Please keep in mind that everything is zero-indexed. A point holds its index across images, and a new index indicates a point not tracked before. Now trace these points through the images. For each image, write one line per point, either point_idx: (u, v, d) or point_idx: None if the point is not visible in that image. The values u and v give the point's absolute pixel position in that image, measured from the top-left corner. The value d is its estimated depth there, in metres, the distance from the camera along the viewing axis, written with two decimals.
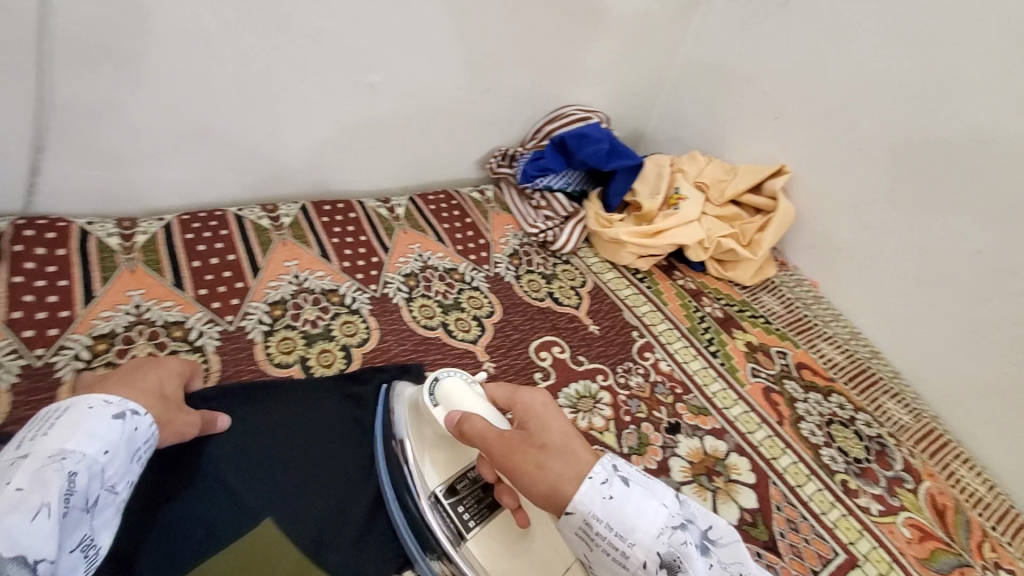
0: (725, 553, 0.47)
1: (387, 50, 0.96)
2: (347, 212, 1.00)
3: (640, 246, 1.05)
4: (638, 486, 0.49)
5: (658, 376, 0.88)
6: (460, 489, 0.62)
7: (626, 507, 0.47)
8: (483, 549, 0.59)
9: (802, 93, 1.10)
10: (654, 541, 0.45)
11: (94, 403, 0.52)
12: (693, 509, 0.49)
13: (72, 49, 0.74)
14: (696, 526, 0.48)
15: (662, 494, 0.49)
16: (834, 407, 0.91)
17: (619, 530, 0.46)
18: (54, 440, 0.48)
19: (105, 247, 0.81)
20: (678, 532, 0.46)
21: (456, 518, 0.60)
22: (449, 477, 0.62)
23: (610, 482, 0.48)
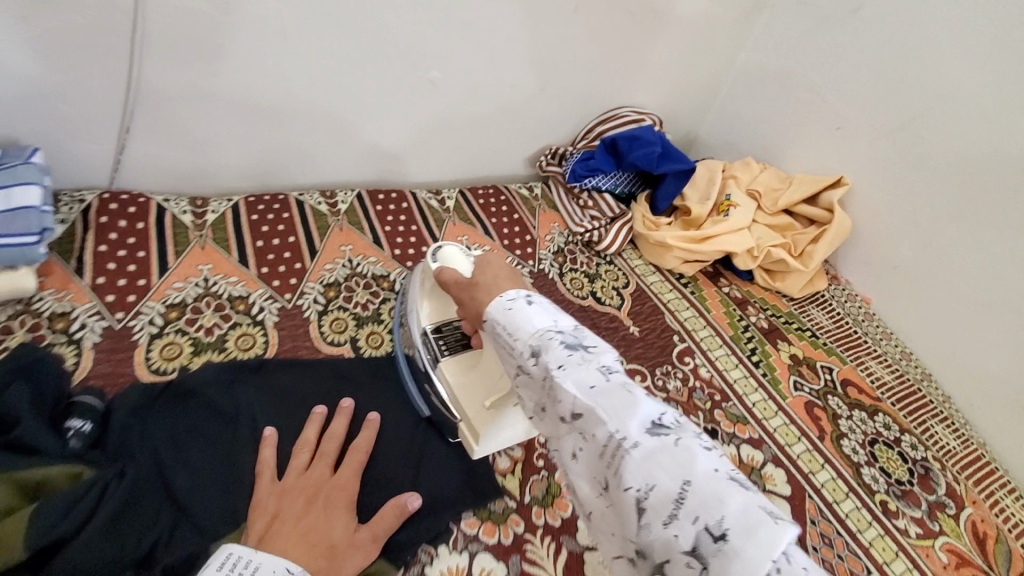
0: (601, 360, 0.45)
1: (450, 47, 0.99)
2: (400, 201, 1.04)
3: (688, 251, 1.04)
4: (539, 304, 0.50)
5: (697, 381, 0.88)
6: (445, 330, 0.73)
7: (515, 313, 0.50)
8: (450, 365, 0.69)
9: (866, 104, 1.07)
10: (528, 337, 0.47)
11: (278, 569, 0.49)
12: (588, 332, 0.49)
13: (163, 39, 0.80)
14: (579, 338, 0.47)
15: (560, 314, 0.50)
16: (879, 427, 0.89)
17: (507, 329, 0.49)
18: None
19: (179, 223, 0.87)
20: (551, 332, 0.47)
21: (436, 345, 0.71)
22: (438, 320, 0.74)
23: (514, 297, 0.51)
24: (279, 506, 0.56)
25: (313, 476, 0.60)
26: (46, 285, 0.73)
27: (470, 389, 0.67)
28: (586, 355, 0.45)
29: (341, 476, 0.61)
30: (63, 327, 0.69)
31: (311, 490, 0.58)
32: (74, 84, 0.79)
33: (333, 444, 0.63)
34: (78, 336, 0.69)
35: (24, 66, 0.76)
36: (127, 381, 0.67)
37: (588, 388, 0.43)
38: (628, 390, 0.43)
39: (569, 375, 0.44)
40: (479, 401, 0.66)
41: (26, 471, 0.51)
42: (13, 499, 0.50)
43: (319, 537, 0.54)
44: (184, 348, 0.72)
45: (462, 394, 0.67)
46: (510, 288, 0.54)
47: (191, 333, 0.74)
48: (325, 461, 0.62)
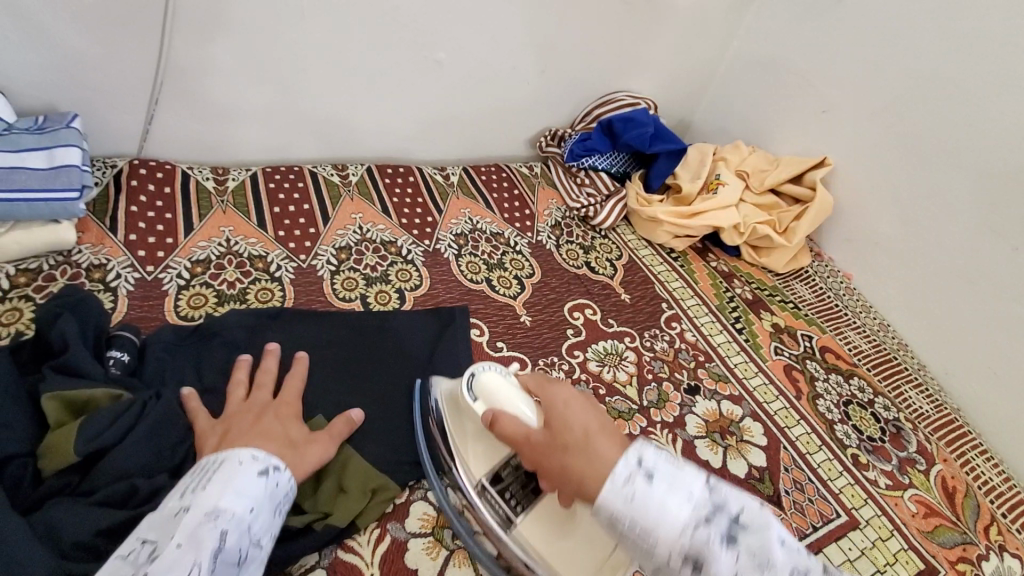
0: (762, 541, 0.45)
1: (456, 29, 1.05)
2: (407, 175, 1.10)
3: (677, 226, 1.10)
4: (664, 481, 0.48)
5: (682, 344, 0.94)
6: (504, 476, 0.63)
7: (647, 504, 0.47)
8: (537, 530, 0.60)
9: (850, 89, 1.13)
10: (677, 536, 0.46)
11: (244, 457, 0.54)
12: (724, 493, 0.49)
13: (191, 15, 0.86)
14: (727, 516, 0.47)
15: (689, 485, 0.48)
16: (854, 390, 0.95)
17: (643, 527, 0.47)
18: (214, 493, 0.50)
19: (203, 189, 0.93)
20: (702, 525, 0.46)
21: (504, 503, 0.61)
22: (492, 465, 0.63)
23: (633, 478, 0.49)
24: (227, 425, 0.59)
25: (253, 403, 0.64)
26: (83, 240, 0.79)
27: (568, 557, 0.59)
28: (748, 545, 0.45)
29: (284, 399, 0.66)
30: (99, 276, 0.76)
31: (254, 412, 0.62)
32: (110, 57, 0.86)
33: (268, 377, 0.68)
34: (113, 285, 0.76)
35: (66, 39, 0.82)
36: (159, 323, 0.73)
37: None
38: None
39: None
40: (584, 569, 0.58)
41: (71, 391, 0.57)
42: (62, 414, 0.56)
43: (281, 438, 0.60)
44: (209, 298, 0.78)
45: (563, 568, 0.58)
46: (615, 453, 0.52)
47: (215, 286, 0.80)
48: (265, 392, 0.66)
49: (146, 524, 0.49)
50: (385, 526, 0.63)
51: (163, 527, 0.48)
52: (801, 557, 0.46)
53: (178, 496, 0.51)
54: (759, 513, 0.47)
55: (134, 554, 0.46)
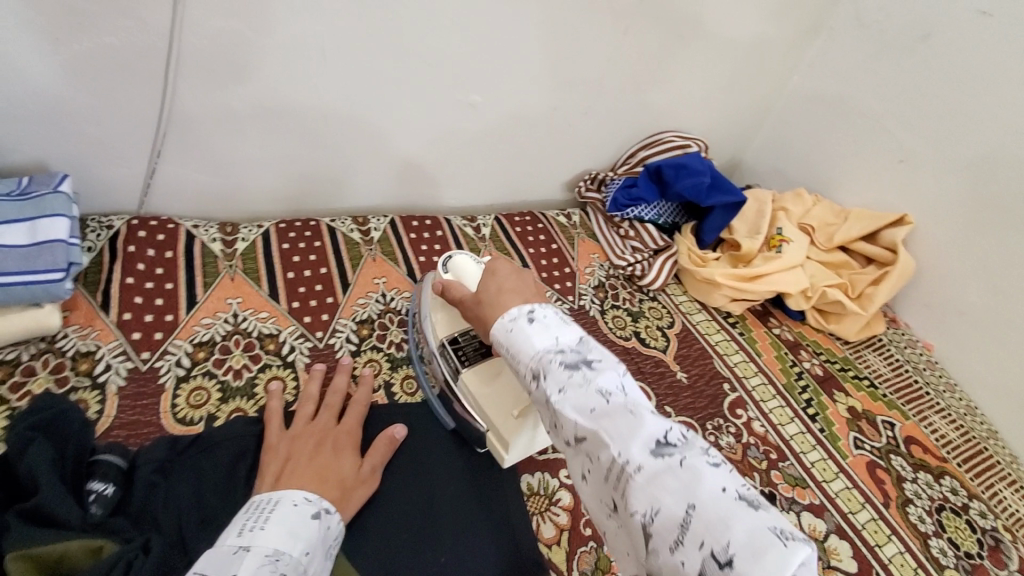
0: (601, 379, 0.46)
1: (491, 68, 0.94)
2: (435, 229, 0.99)
3: (737, 289, 0.98)
4: (541, 323, 0.52)
5: (751, 438, 0.82)
6: (461, 339, 0.70)
7: (517, 334, 0.52)
8: (471, 376, 0.66)
9: (931, 138, 1.00)
10: (530, 359, 0.49)
11: (297, 497, 0.54)
12: (593, 348, 0.50)
13: (195, 62, 0.76)
14: (581, 357, 0.49)
15: (563, 331, 0.51)
16: (946, 492, 0.83)
17: (511, 352, 0.51)
18: (274, 533, 0.49)
19: (209, 252, 0.83)
20: (552, 354, 0.49)
21: (455, 357, 0.69)
22: (454, 329, 0.72)
23: (516, 317, 0.53)
24: (289, 450, 0.61)
25: (318, 425, 0.65)
26: (70, 321, 0.69)
27: (494, 399, 0.64)
28: (586, 375, 0.47)
29: (346, 424, 0.67)
30: (86, 369, 0.66)
31: (316, 436, 0.64)
32: (104, 107, 0.76)
33: (336, 395, 0.70)
34: (102, 380, 0.65)
35: (56, 90, 0.73)
36: (153, 431, 0.63)
37: (588, 411, 0.44)
38: (628, 409, 0.43)
39: (569, 397, 0.46)
40: (504, 408, 0.63)
41: (38, 548, 0.46)
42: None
43: (330, 475, 0.59)
44: (212, 393, 0.68)
45: (487, 406, 0.64)
46: (516, 303, 0.55)
47: (219, 376, 0.70)
48: (329, 412, 0.68)
49: (202, 564, 0.45)
50: None
51: (223, 564, 0.45)
52: (639, 404, 0.45)
53: (235, 535, 0.48)
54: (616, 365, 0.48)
55: None
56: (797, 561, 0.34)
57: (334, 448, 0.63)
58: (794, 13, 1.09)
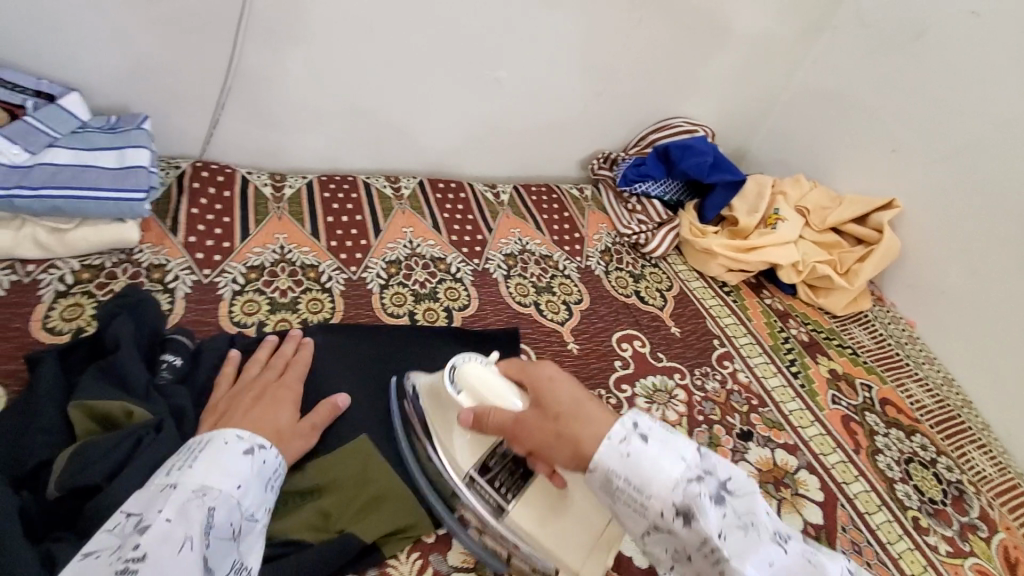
0: (750, 514, 0.48)
1: (519, 48, 1.05)
2: (458, 191, 1.09)
3: (732, 259, 1.07)
4: (659, 444, 0.50)
5: (735, 385, 0.90)
6: (490, 464, 0.62)
7: (639, 462, 0.49)
8: (524, 513, 0.60)
9: (920, 130, 1.08)
10: (669, 494, 0.48)
11: (229, 437, 0.53)
12: (715, 461, 0.51)
13: (262, 26, 0.88)
14: (713, 481, 0.49)
15: (683, 451, 0.50)
16: (916, 447, 0.90)
17: (638, 486, 0.49)
18: (201, 471, 0.49)
19: (260, 195, 0.94)
20: (692, 484, 0.48)
21: (493, 491, 0.61)
22: (480, 455, 0.62)
23: (631, 440, 0.50)
24: (227, 405, 0.60)
25: (262, 381, 0.64)
26: (145, 239, 0.81)
27: (560, 536, 0.59)
28: (734, 512, 0.48)
29: (287, 384, 0.65)
30: (158, 276, 0.77)
31: (257, 390, 0.63)
32: (182, 60, 0.88)
33: (281, 359, 0.68)
34: (172, 286, 0.76)
35: (142, 41, 0.84)
36: (213, 329, 0.73)
37: (759, 560, 0.47)
38: (789, 548, 0.48)
39: (732, 545, 0.47)
40: (575, 542, 0.59)
41: (93, 401, 0.56)
42: (87, 423, 0.55)
43: (268, 426, 0.58)
44: (262, 305, 0.78)
45: (554, 547, 0.59)
46: (609, 421, 0.53)
47: (268, 293, 0.80)
48: (273, 372, 0.66)
49: (133, 501, 0.47)
50: (426, 558, 0.62)
51: (148, 503, 0.46)
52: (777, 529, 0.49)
53: (165, 474, 0.49)
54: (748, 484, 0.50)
55: (122, 527, 0.44)
56: None
57: (274, 396, 0.62)
58: (801, 12, 1.18)
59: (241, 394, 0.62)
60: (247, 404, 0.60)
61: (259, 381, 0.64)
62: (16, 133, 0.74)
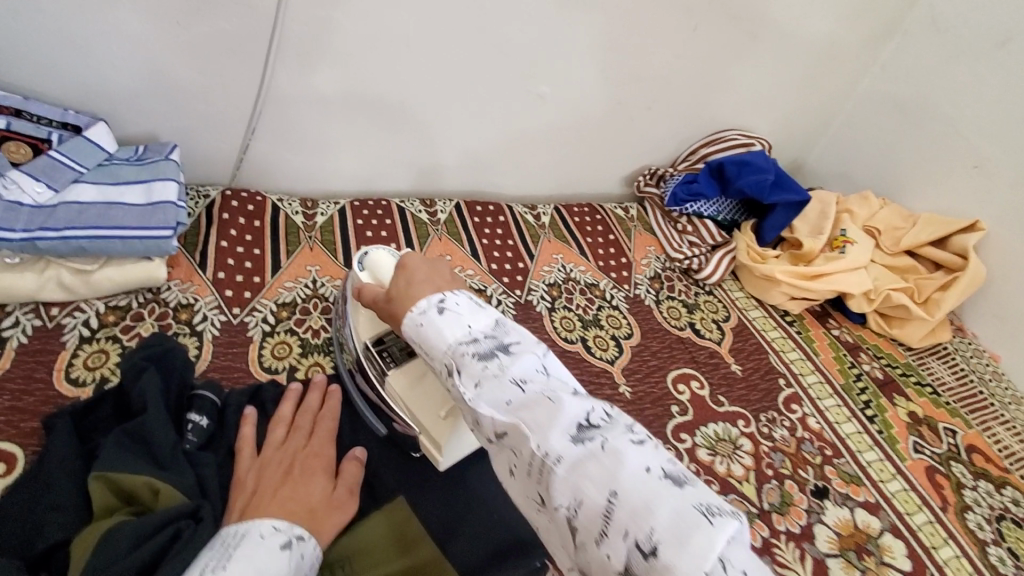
0: (515, 367, 0.42)
1: (563, 61, 0.98)
2: (497, 214, 1.03)
3: (796, 287, 0.97)
4: (452, 312, 0.48)
5: (806, 433, 0.81)
6: (387, 339, 0.65)
7: (427, 327, 0.48)
8: (397, 378, 0.62)
9: (1011, 143, 0.97)
10: (442, 355, 0.45)
11: (264, 529, 0.47)
12: (509, 330, 0.47)
13: (294, 45, 0.83)
14: (494, 342, 0.45)
15: (477, 319, 0.47)
16: (1007, 502, 0.81)
17: (423, 349, 0.47)
18: (238, 569, 0.42)
19: (291, 223, 0.89)
20: (463, 345, 0.44)
21: (380, 359, 0.64)
22: (377, 330, 0.66)
23: (425, 309, 0.49)
24: (257, 483, 0.54)
25: (290, 447, 0.59)
26: (173, 276, 0.77)
27: (416, 399, 0.61)
28: (501, 364, 0.43)
29: (317, 449, 0.59)
30: (186, 318, 0.72)
31: (285, 460, 0.57)
32: (212, 85, 0.83)
33: (308, 416, 0.63)
34: (199, 328, 0.72)
35: (167, 65, 0.80)
36: (243, 376, 0.69)
37: (503, 405, 0.40)
38: (547, 395, 0.40)
39: (484, 393, 0.41)
40: (432, 408, 0.60)
41: (116, 473, 0.50)
42: (110, 498, 0.50)
43: (299, 503, 0.52)
44: (293, 347, 0.73)
45: (415, 408, 0.60)
46: (427, 290, 0.51)
47: (300, 333, 0.75)
48: (302, 434, 0.61)
49: None
50: None
51: None
52: (557, 386, 0.41)
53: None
54: (534, 347, 0.45)
55: None
56: (722, 537, 0.32)
57: (305, 467, 0.56)
58: (871, 14, 1.08)
59: (268, 465, 0.56)
60: (276, 478, 0.54)
61: (286, 449, 0.58)
62: (40, 168, 0.70)
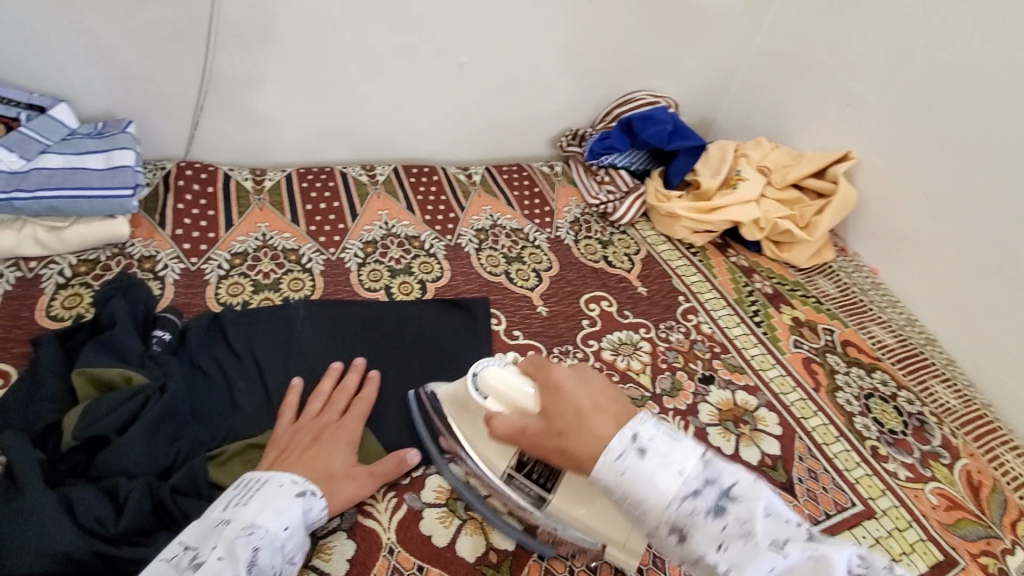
0: (759, 520, 0.44)
1: (476, 34, 1.09)
2: (431, 175, 1.14)
3: (696, 220, 1.11)
4: (654, 454, 0.48)
5: (698, 336, 0.95)
6: (527, 461, 0.63)
7: (635, 477, 0.47)
8: (568, 506, 0.60)
9: (870, 83, 1.11)
10: (664, 511, 0.46)
11: (285, 481, 0.58)
12: (720, 467, 0.47)
13: (229, 27, 0.93)
14: (718, 488, 0.46)
15: (683, 459, 0.47)
16: (877, 383, 0.94)
17: (633, 500, 0.48)
18: (255, 510, 0.53)
19: (242, 189, 1.00)
20: (688, 501, 0.46)
21: (531, 484, 0.62)
22: (512, 455, 0.63)
23: (623, 452, 0.49)
24: (288, 443, 0.64)
25: (324, 419, 0.68)
26: (136, 234, 0.87)
27: (600, 515, 0.60)
28: (739, 520, 0.44)
29: (346, 422, 0.68)
30: (150, 267, 0.84)
31: (316, 429, 0.66)
32: (157, 67, 0.93)
33: (344, 394, 0.71)
34: (162, 274, 0.83)
35: (118, 51, 0.90)
36: (201, 309, 0.80)
37: (767, 572, 0.43)
38: (809, 555, 0.43)
39: (735, 558, 0.43)
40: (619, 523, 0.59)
41: (95, 368, 0.63)
42: (90, 388, 0.63)
43: (317, 466, 0.62)
44: (246, 286, 0.85)
45: (606, 528, 0.60)
46: (609, 426, 0.51)
47: (252, 276, 0.87)
48: (335, 409, 0.69)
49: (187, 532, 0.52)
50: (402, 496, 0.67)
51: (203, 538, 0.51)
52: (797, 531, 0.45)
53: (221, 509, 0.54)
54: (756, 488, 0.46)
55: (177, 560, 0.49)
56: None
57: (330, 437, 0.65)
58: None
59: (306, 436, 0.65)
60: (297, 450, 0.63)
61: (308, 425, 0.67)
62: (13, 141, 0.80)
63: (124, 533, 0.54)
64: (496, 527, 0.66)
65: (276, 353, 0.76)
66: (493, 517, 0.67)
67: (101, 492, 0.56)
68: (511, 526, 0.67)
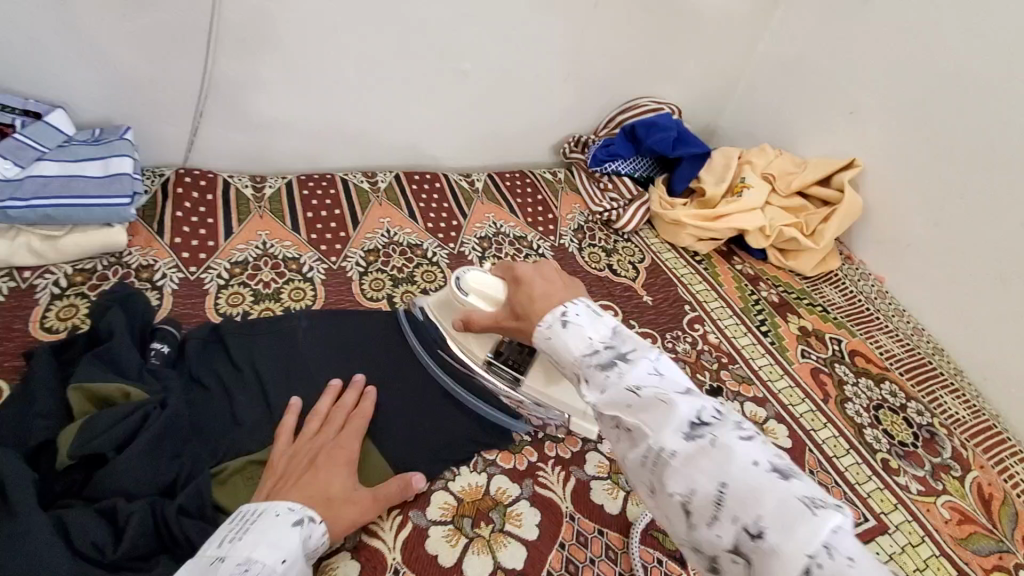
0: (636, 371, 0.47)
1: (479, 40, 1.08)
2: (433, 181, 1.13)
3: (701, 228, 1.10)
4: (574, 325, 0.52)
5: (706, 346, 0.94)
6: (504, 349, 0.75)
7: (555, 340, 0.53)
8: (534, 381, 0.73)
9: (875, 91, 1.10)
10: (570, 364, 0.51)
11: (281, 509, 0.55)
12: (628, 339, 0.51)
13: (228, 32, 0.91)
14: (614, 350, 0.49)
15: (596, 328, 0.52)
16: (885, 394, 0.93)
17: (555, 357, 0.53)
18: (251, 543, 0.50)
19: (242, 196, 0.98)
20: (586, 357, 0.50)
21: (507, 368, 0.74)
22: (491, 343, 0.75)
23: (550, 323, 0.54)
24: (284, 469, 0.61)
25: (323, 437, 0.65)
26: (133, 243, 0.85)
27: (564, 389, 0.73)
28: (620, 371, 0.47)
29: (344, 442, 0.65)
30: (147, 276, 0.82)
31: (313, 451, 0.64)
32: (156, 73, 0.92)
33: (341, 411, 0.69)
34: (160, 284, 0.82)
35: (116, 56, 0.88)
36: (200, 320, 0.79)
37: (625, 408, 0.45)
38: (661, 398, 0.44)
39: (607, 396, 0.47)
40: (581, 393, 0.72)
41: (93, 384, 0.61)
42: (87, 405, 0.61)
43: (316, 491, 0.59)
44: (246, 297, 0.83)
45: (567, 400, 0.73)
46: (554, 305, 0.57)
47: (252, 286, 0.85)
48: (333, 427, 0.67)
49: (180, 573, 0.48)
50: (407, 514, 0.65)
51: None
52: (674, 387, 0.45)
53: (215, 546, 0.51)
54: (650, 352, 0.49)
55: None
56: (823, 529, 0.35)
57: (328, 457, 0.63)
58: None
59: (302, 459, 0.63)
60: (295, 475, 0.61)
61: (303, 448, 0.64)
62: (7, 148, 0.79)
63: (123, 556, 0.52)
64: (503, 545, 0.65)
65: (275, 365, 0.74)
66: (500, 534, 0.65)
67: (98, 514, 0.54)
68: (520, 546, 0.65)
